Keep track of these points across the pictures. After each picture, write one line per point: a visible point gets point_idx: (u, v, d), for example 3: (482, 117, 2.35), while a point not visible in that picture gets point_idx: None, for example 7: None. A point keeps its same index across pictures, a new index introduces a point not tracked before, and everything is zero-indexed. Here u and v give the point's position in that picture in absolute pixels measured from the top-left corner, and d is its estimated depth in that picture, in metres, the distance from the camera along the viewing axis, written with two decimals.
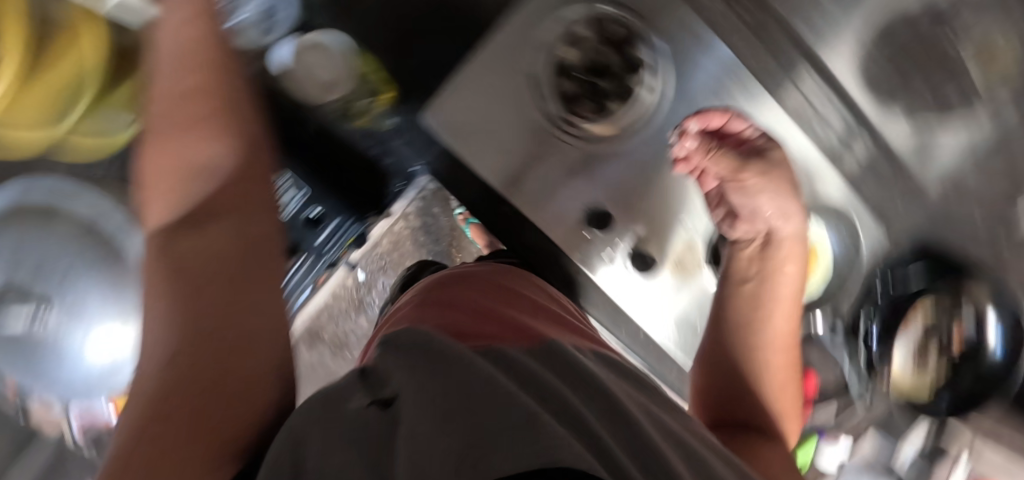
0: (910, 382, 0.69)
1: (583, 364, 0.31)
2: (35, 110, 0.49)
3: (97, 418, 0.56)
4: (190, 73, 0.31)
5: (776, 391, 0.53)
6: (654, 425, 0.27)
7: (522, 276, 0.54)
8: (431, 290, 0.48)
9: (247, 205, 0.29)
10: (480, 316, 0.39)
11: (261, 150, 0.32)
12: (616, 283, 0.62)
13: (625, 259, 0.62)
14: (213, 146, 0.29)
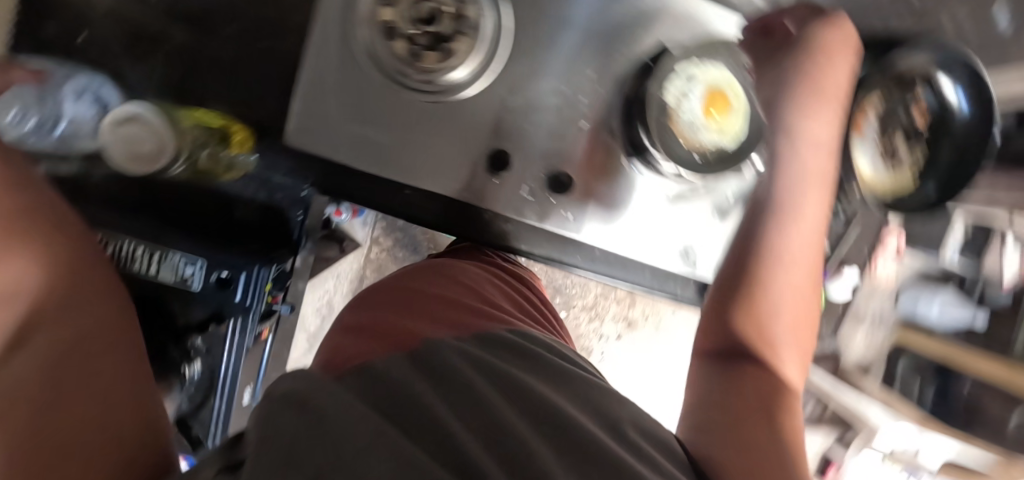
0: (887, 179, 0.64)
1: (451, 364, 0.41)
2: None
3: None
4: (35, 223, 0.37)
5: (789, 319, 0.53)
6: (539, 418, 0.38)
7: (449, 268, 0.64)
8: (355, 304, 0.57)
9: (90, 330, 0.36)
10: (395, 327, 0.49)
11: (89, 283, 0.38)
12: (550, 211, 0.60)
13: (542, 187, 0.60)
14: (30, 281, 0.36)
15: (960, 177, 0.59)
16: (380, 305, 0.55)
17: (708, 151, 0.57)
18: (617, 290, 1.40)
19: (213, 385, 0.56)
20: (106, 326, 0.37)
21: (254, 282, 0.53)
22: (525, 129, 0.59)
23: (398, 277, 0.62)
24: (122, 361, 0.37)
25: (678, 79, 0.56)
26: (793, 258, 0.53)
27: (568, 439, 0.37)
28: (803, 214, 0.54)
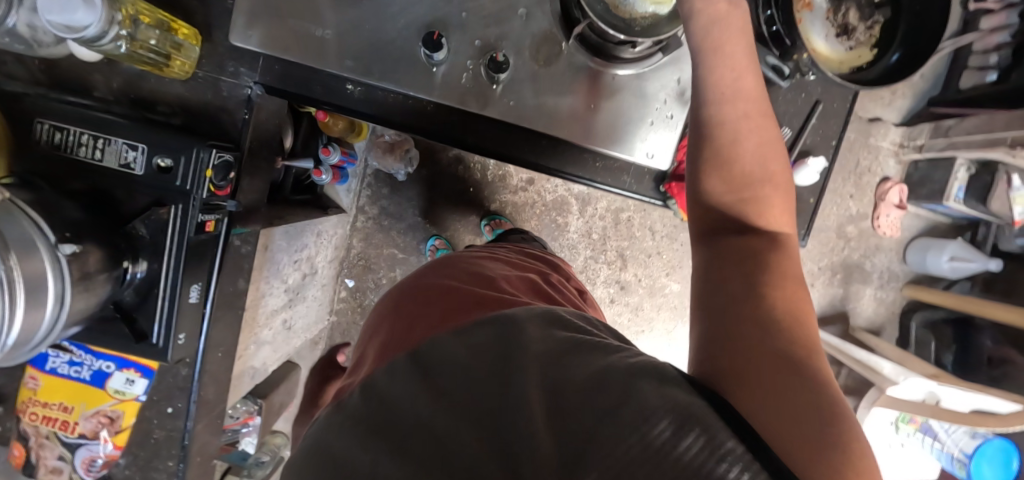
0: (843, 54, 0.64)
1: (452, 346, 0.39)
2: None
3: (97, 457, 0.64)
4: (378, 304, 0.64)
5: (762, 185, 0.45)
6: (501, 355, 0.35)
7: (450, 267, 0.67)
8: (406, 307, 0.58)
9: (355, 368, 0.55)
10: (398, 333, 0.52)
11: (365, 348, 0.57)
12: (492, 100, 0.60)
13: (484, 73, 0.60)
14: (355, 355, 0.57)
15: (923, 39, 0.60)
16: (422, 308, 0.55)
17: (643, 21, 0.57)
18: (607, 253, 1.38)
19: (160, 277, 0.55)
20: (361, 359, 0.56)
21: (193, 166, 0.54)
22: (460, 18, 0.59)
23: (401, 290, 0.66)
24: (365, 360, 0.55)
25: None
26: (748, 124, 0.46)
27: (530, 372, 0.32)
28: (722, 44, 0.47)
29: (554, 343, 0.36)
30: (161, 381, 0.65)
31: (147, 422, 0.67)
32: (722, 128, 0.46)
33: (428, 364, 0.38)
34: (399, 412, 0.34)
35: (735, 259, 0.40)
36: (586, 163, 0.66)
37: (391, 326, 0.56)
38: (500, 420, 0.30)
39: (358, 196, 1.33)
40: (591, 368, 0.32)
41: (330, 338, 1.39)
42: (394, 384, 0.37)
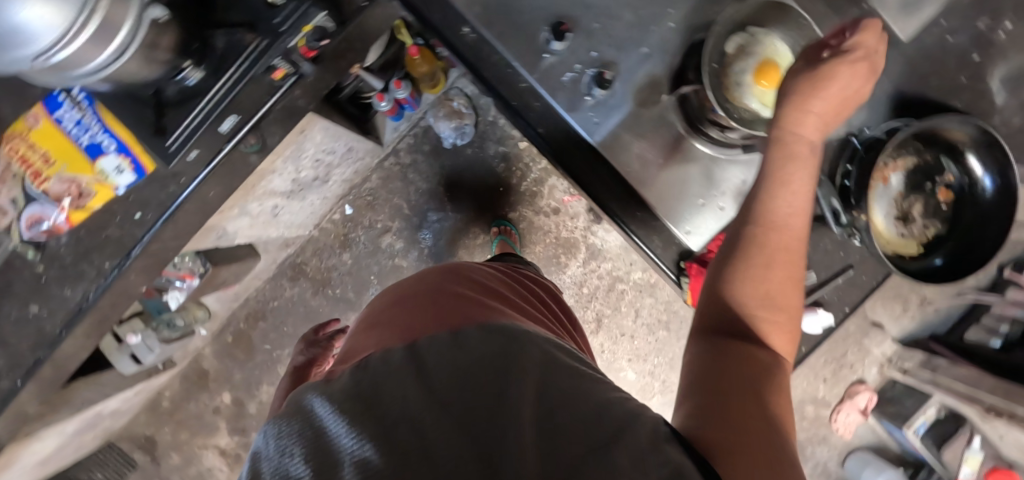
0: (895, 238, 0.67)
1: (448, 349, 0.41)
2: None
3: (45, 220, 0.63)
4: (407, 284, 0.68)
5: (777, 302, 0.45)
6: (502, 369, 0.37)
7: (464, 271, 0.70)
8: (414, 298, 0.61)
9: (351, 348, 0.58)
10: (395, 323, 0.55)
11: (370, 326, 0.60)
12: (579, 108, 0.63)
13: (586, 82, 0.62)
14: (359, 336, 0.59)
15: (969, 261, 0.64)
16: (429, 302, 0.58)
17: (744, 112, 0.60)
18: (587, 311, 1.38)
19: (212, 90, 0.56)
20: (360, 338, 0.58)
21: (297, 15, 0.55)
22: (590, 27, 0.62)
23: (410, 283, 0.69)
24: (362, 339, 0.58)
25: (744, 36, 0.61)
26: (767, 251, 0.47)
27: (528, 396, 0.34)
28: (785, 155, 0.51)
29: (549, 373, 0.37)
30: (145, 186, 0.63)
31: (109, 216, 0.65)
32: (757, 249, 0.47)
33: (425, 356, 0.40)
34: (393, 386, 0.36)
35: (738, 363, 0.40)
36: (628, 209, 0.67)
37: (390, 314, 0.58)
38: (493, 422, 0.31)
39: (401, 137, 1.34)
40: (589, 407, 0.33)
41: (299, 252, 1.36)
42: (392, 366, 0.39)
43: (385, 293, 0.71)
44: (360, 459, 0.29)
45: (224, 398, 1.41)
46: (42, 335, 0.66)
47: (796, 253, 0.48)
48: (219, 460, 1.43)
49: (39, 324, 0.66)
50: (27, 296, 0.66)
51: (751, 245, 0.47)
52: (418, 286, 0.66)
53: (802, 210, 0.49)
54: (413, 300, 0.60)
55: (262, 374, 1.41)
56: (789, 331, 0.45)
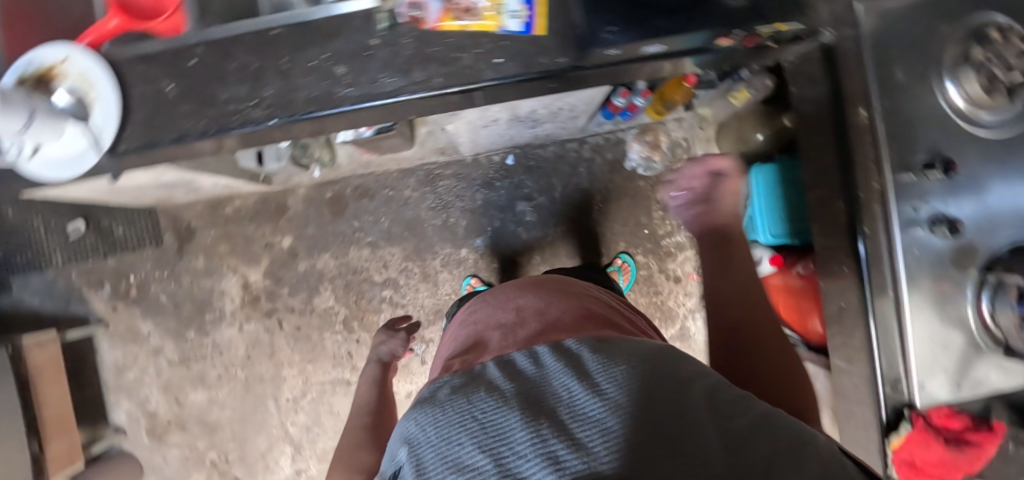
0: None
1: (579, 349, 0.42)
2: None
3: (425, 7, 0.60)
4: (522, 292, 0.72)
5: None
6: (643, 364, 0.38)
7: (565, 289, 0.73)
8: (529, 310, 0.65)
9: (470, 343, 0.63)
10: (517, 330, 0.59)
11: (490, 327, 0.64)
12: (915, 237, 0.65)
13: (931, 217, 0.65)
14: (481, 333, 0.64)
15: None
16: (545, 315, 0.62)
17: None
18: None
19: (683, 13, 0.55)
20: (482, 335, 0.63)
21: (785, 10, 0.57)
22: (963, 178, 0.65)
23: (522, 295, 0.70)
24: (483, 335, 0.63)
25: None
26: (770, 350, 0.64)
27: (684, 401, 0.33)
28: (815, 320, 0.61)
29: (679, 378, 0.37)
30: (524, 44, 0.60)
31: (471, 42, 0.60)
32: None
33: (570, 355, 0.42)
34: (546, 388, 0.37)
35: None
36: (891, 343, 0.67)
37: (510, 319, 0.63)
38: (659, 419, 0.31)
39: (599, 133, 1.32)
40: (762, 425, 0.32)
41: (443, 164, 1.33)
42: (539, 367, 0.41)
43: (499, 291, 0.75)
44: (544, 452, 0.30)
45: (283, 241, 1.35)
46: (323, 97, 0.61)
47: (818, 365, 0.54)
48: (236, 292, 1.36)
49: (327, 87, 0.61)
50: (335, 52, 0.61)
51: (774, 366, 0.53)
52: (528, 295, 0.70)
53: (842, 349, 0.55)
54: (529, 311, 0.64)
55: (331, 244, 1.35)
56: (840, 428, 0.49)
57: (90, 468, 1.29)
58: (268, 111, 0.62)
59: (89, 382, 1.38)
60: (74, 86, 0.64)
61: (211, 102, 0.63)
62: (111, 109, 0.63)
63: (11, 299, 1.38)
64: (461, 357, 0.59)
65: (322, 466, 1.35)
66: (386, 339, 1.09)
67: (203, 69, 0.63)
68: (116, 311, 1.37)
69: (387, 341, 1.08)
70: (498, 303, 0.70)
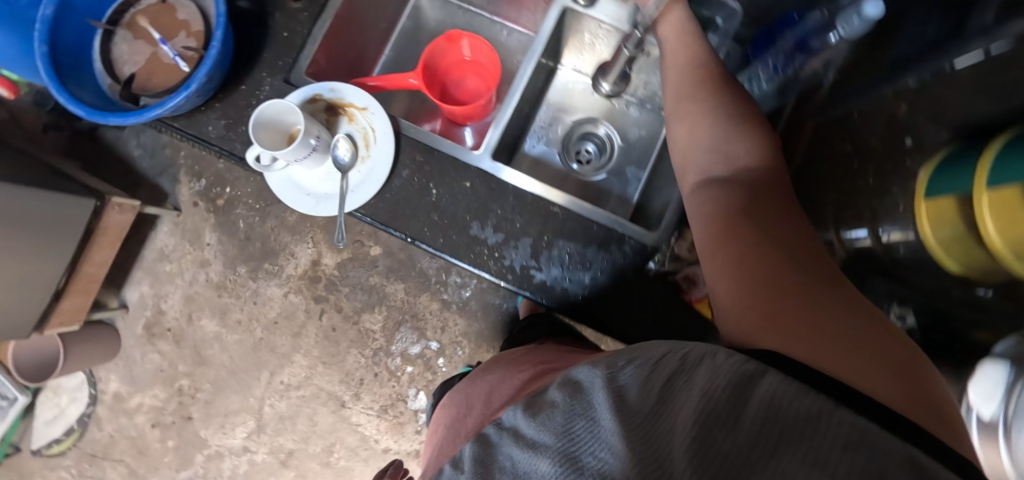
0: None
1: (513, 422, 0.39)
2: (958, 210, 0.53)
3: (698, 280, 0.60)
4: (493, 366, 0.67)
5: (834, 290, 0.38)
6: (574, 392, 0.36)
7: (515, 357, 0.66)
8: (491, 381, 0.60)
9: (447, 434, 0.59)
10: (479, 407, 0.55)
11: (460, 414, 0.59)
12: None
13: None
14: (452, 423, 0.59)
15: None
16: (502, 379, 0.58)
17: None
18: None
19: None
20: (456, 422, 0.58)
21: None
22: None
23: (487, 373, 0.64)
24: (455, 426, 0.58)
25: None
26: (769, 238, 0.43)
27: (595, 401, 0.34)
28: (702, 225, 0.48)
29: (588, 380, 0.36)
30: None
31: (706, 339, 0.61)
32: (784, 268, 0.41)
33: (506, 425, 0.40)
34: (499, 460, 0.37)
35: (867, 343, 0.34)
36: None
37: (473, 399, 0.59)
38: (592, 433, 0.32)
39: None
40: (706, 410, 0.27)
41: None
42: (484, 446, 0.40)
43: (479, 368, 0.71)
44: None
45: (372, 249, 1.32)
46: (558, 296, 0.63)
47: (787, 268, 0.39)
48: (303, 262, 1.34)
49: (566, 288, 0.63)
50: (589, 261, 0.63)
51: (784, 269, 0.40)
52: (492, 367, 0.66)
53: (718, 247, 0.44)
54: (489, 383, 0.60)
55: (410, 279, 1.32)
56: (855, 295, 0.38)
57: (81, 330, 1.25)
58: (503, 271, 0.63)
59: (130, 249, 1.37)
60: (354, 133, 0.66)
61: (460, 228, 0.63)
62: (377, 178, 0.63)
63: (113, 137, 1.36)
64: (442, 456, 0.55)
65: (269, 457, 1.32)
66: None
67: (472, 196, 0.64)
68: (194, 207, 1.37)
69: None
70: (471, 381, 0.66)
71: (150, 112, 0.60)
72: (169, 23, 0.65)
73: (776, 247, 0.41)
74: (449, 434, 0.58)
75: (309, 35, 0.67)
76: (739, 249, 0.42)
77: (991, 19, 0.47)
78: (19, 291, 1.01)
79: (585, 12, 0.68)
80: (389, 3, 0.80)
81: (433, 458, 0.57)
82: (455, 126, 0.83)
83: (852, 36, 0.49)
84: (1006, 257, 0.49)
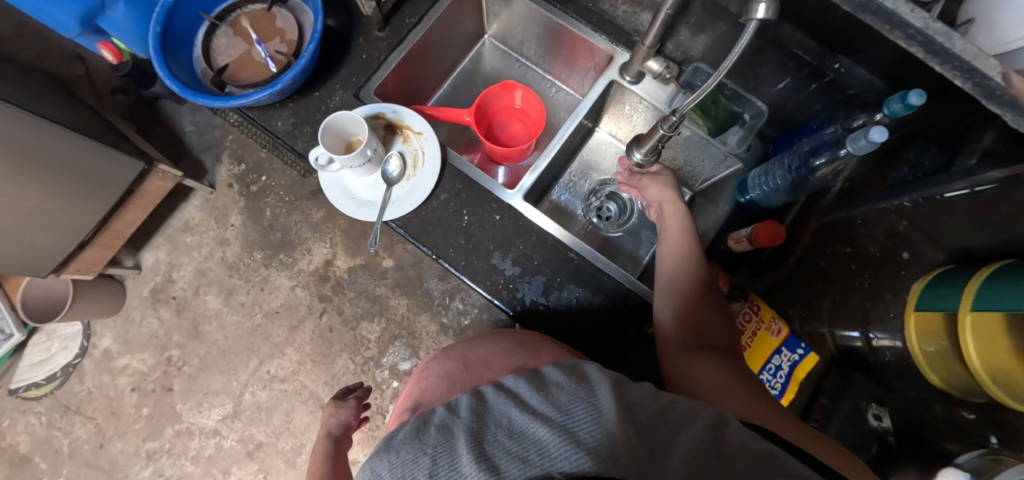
0: None
1: (514, 388, 0.39)
2: (942, 325, 0.57)
3: None
4: (486, 334, 0.65)
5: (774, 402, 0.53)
6: (580, 380, 0.38)
7: (512, 334, 0.63)
8: (484, 350, 0.57)
9: (422, 381, 0.56)
10: (469, 371, 0.53)
11: (440, 366, 0.57)
12: None
13: None
14: (431, 372, 0.57)
15: None
16: (496, 352, 0.56)
17: None
18: None
19: None
20: (435, 373, 0.56)
21: None
22: None
23: (479, 340, 0.61)
24: (432, 375, 0.56)
25: None
26: (736, 377, 0.56)
27: (599, 393, 0.36)
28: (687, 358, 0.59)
29: (595, 380, 0.39)
30: None
31: None
32: (742, 391, 0.54)
33: (505, 389, 0.40)
34: (489, 418, 0.37)
35: (816, 440, 0.48)
36: None
37: (462, 358, 0.57)
38: (590, 415, 0.33)
39: None
40: (715, 433, 0.33)
41: None
42: (480, 400, 0.39)
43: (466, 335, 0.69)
44: None
45: (384, 261, 1.35)
46: (561, 332, 0.67)
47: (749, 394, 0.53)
48: (317, 260, 1.38)
49: (569, 327, 0.67)
50: (594, 307, 0.67)
51: (746, 392, 0.54)
52: (486, 335, 0.63)
53: (702, 379, 0.56)
54: (483, 352, 0.57)
55: (414, 296, 1.34)
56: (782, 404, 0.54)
57: (92, 281, 1.29)
58: (513, 301, 0.67)
59: (159, 215, 1.44)
60: (405, 153, 0.72)
61: (482, 255, 0.68)
62: (418, 196, 0.69)
63: (170, 110, 1.45)
64: (414, 402, 0.53)
65: (237, 446, 1.32)
66: (336, 405, 0.74)
67: (498, 227, 0.69)
68: (228, 188, 1.44)
69: (337, 408, 0.73)
70: (459, 343, 0.63)
71: (235, 100, 0.67)
72: (267, 27, 0.74)
73: (736, 380, 0.56)
74: (425, 381, 0.56)
75: (384, 61, 0.76)
76: (712, 384, 0.55)
77: (973, 161, 0.51)
78: (51, 232, 1.07)
79: (630, 87, 0.76)
80: (457, 46, 0.90)
81: (405, 401, 0.55)
82: (492, 163, 0.92)
83: (858, 154, 0.56)
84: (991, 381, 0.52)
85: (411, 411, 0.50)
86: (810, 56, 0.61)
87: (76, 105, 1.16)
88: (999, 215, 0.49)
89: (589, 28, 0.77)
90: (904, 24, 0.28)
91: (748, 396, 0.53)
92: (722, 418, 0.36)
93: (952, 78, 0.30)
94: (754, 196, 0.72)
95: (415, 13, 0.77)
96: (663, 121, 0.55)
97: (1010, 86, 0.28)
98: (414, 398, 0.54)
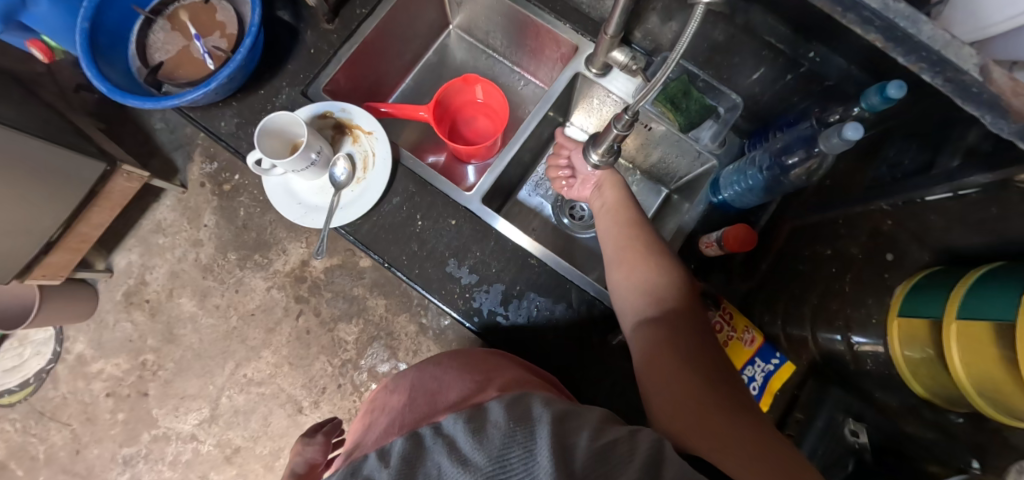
0: None
1: (452, 431, 0.36)
2: (926, 330, 0.53)
3: None
4: (445, 356, 0.62)
5: (727, 394, 0.48)
6: (520, 421, 0.34)
7: (471, 357, 0.59)
8: (436, 378, 0.54)
9: (372, 414, 0.54)
10: (414, 404, 0.49)
11: (390, 398, 0.54)
12: None
13: None
14: (382, 405, 0.54)
15: None
16: (445, 381, 0.52)
17: None
18: None
19: None
20: (384, 407, 0.53)
21: None
22: None
23: (435, 366, 0.58)
24: (381, 409, 0.53)
25: None
26: (690, 363, 0.51)
27: (538, 434, 0.33)
28: (642, 339, 0.55)
29: (537, 418, 0.35)
30: None
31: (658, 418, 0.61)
32: (692, 381, 0.49)
33: (442, 432, 0.36)
34: (421, 468, 0.33)
35: (761, 444, 0.43)
36: None
37: (412, 390, 0.53)
38: (525, 466, 0.30)
39: None
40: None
41: None
42: (415, 446, 0.36)
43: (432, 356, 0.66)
44: None
45: (362, 260, 1.32)
46: (521, 344, 0.63)
47: (698, 386, 0.49)
48: (293, 260, 1.35)
49: (531, 338, 0.63)
50: (557, 320, 0.63)
51: (697, 384, 0.49)
52: (443, 360, 0.60)
53: (654, 367, 0.52)
54: (434, 381, 0.53)
55: (392, 296, 1.32)
56: (739, 395, 0.49)
57: (61, 286, 1.26)
58: (470, 312, 0.63)
59: (130, 216, 1.40)
60: (355, 154, 0.68)
61: (437, 263, 0.64)
62: (369, 199, 0.65)
63: (139, 108, 1.41)
64: (358, 440, 0.50)
65: (215, 450, 1.30)
66: (304, 442, 0.70)
67: (454, 233, 0.65)
68: (201, 188, 1.40)
69: (304, 445, 0.69)
70: (415, 367, 0.60)
71: (167, 101, 0.62)
72: (206, 22, 0.69)
73: (688, 367, 0.51)
74: (374, 416, 0.53)
75: (333, 56, 0.71)
76: (664, 368, 0.51)
77: (956, 163, 0.46)
78: (8, 238, 1.03)
79: (597, 80, 0.72)
80: (418, 38, 0.85)
81: (354, 437, 0.52)
82: (459, 163, 0.87)
83: (831, 153, 0.51)
84: (979, 395, 0.47)
85: (350, 452, 0.48)
86: (784, 45, 0.56)
87: (35, 104, 1.11)
88: (989, 217, 0.45)
89: (552, 18, 0.72)
90: (858, 6, 0.23)
91: (697, 389, 0.48)
92: (664, 464, 0.32)
93: (919, 72, 0.25)
94: (727, 197, 0.68)
95: (366, 4, 0.72)
96: (616, 119, 0.51)
97: (988, 83, 0.23)
98: (361, 435, 0.51)
